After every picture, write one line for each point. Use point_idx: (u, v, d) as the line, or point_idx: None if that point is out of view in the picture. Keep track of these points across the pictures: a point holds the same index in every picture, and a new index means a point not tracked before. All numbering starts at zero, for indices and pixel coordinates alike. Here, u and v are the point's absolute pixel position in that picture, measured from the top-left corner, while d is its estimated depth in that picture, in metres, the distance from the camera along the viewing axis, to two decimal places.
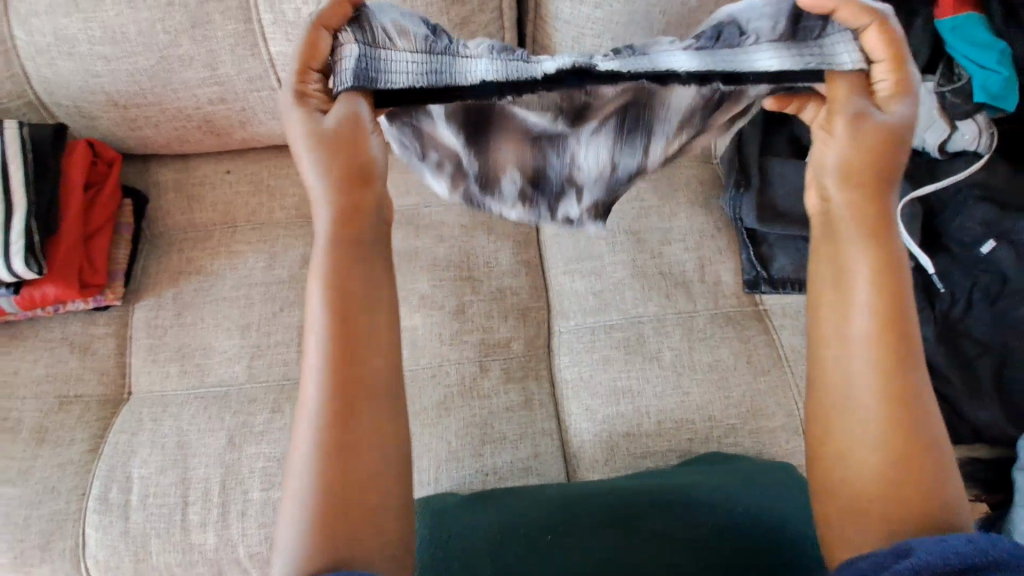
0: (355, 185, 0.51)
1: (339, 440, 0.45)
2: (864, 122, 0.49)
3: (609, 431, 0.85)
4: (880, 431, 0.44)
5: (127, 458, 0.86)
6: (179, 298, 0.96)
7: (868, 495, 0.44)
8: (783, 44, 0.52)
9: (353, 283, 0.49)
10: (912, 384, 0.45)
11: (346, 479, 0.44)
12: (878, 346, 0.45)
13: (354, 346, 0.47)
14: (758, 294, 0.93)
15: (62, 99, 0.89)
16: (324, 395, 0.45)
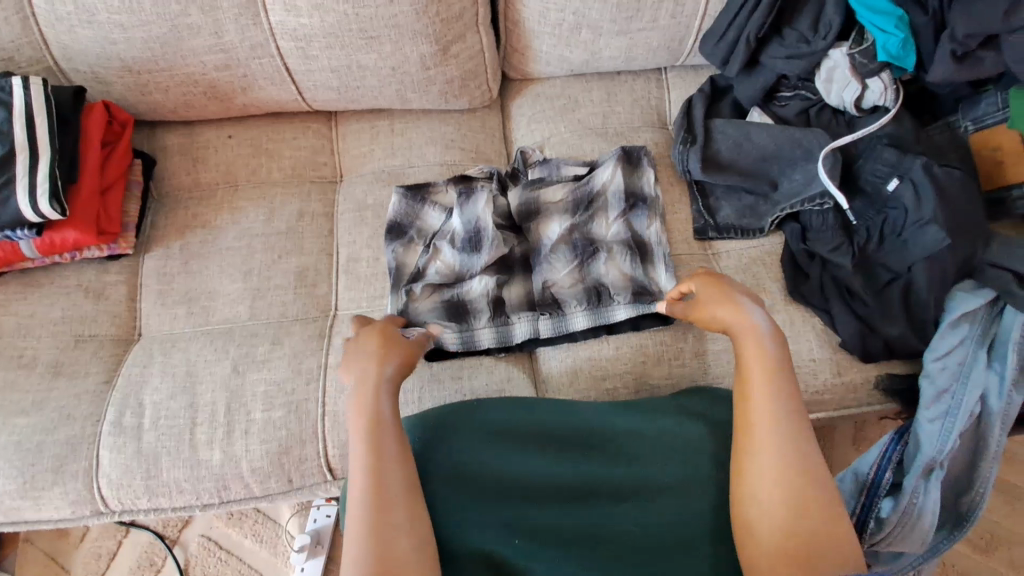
0: (389, 367, 0.76)
1: (378, 517, 0.63)
2: (724, 296, 0.80)
3: (573, 357, 0.97)
4: (778, 491, 0.65)
5: (139, 387, 0.94)
6: (186, 249, 1.05)
7: (776, 548, 0.62)
8: (637, 274, 1.00)
9: (385, 425, 0.70)
10: (798, 457, 0.66)
11: (386, 529, 0.62)
12: (774, 439, 0.67)
13: (388, 459, 0.67)
14: (706, 240, 1.05)
15: (80, 64, 0.98)
16: (369, 484, 0.65)
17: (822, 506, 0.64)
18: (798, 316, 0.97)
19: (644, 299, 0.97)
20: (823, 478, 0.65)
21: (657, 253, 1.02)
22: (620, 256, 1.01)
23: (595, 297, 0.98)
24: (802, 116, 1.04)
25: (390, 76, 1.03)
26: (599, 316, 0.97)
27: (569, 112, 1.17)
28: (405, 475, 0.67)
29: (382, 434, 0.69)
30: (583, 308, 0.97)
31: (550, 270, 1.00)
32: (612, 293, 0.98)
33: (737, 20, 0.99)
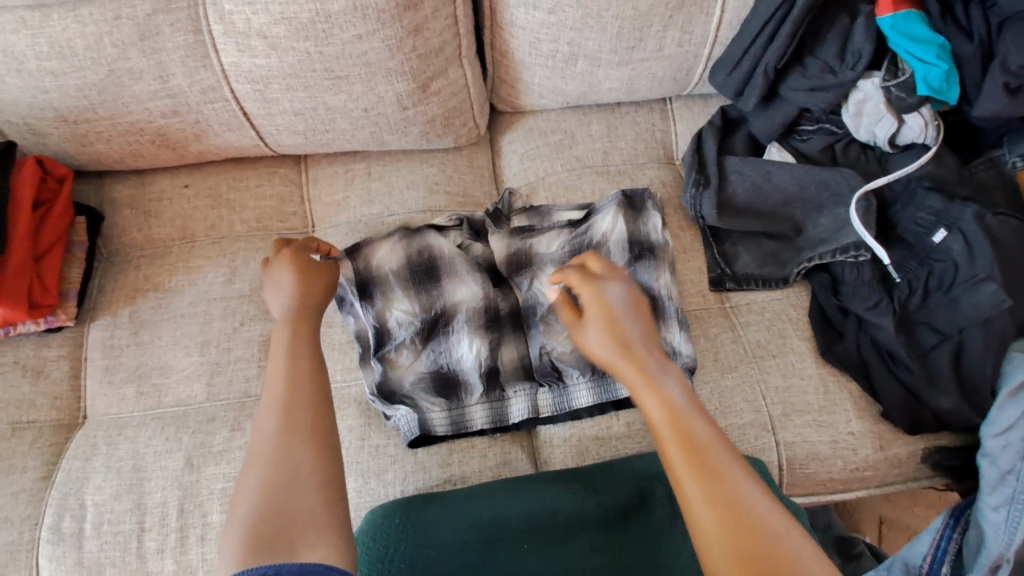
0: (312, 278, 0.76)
1: (277, 478, 0.55)
2: (596, 313, 0.71)
3: (578, 435, 0.86)
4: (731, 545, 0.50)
5: (81, 484, 0.82)
6: (136, 317, 0.93)
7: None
8: None
9: (301, 350, 0.67)
10: (727, 484, 0.54)
11: (289, 478, 0.55)
12: (694, 476, 0.54)
13: (300, 404, 0.61)
14: (723, 292, 0.94)
15: (9, 116, 0.86)
16: (277, 420, 0.60)
17: (780, 537, 0.51)
18: (832, 381, 0.86)
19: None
20: (766, 504, 0.53)
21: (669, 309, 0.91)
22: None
23: (600, 366, 0.87)
24: (827, 152, 0.93)
25: (362, 118, 0.92)
26: (606, 390, 0.86)
27: (564, 149, 1.05)
28: (318, 404, 0.62)
29: (290, 388, 0.63)
30: (588, 380, 0.86)
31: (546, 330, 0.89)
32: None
33: (753, 50, 0.88)
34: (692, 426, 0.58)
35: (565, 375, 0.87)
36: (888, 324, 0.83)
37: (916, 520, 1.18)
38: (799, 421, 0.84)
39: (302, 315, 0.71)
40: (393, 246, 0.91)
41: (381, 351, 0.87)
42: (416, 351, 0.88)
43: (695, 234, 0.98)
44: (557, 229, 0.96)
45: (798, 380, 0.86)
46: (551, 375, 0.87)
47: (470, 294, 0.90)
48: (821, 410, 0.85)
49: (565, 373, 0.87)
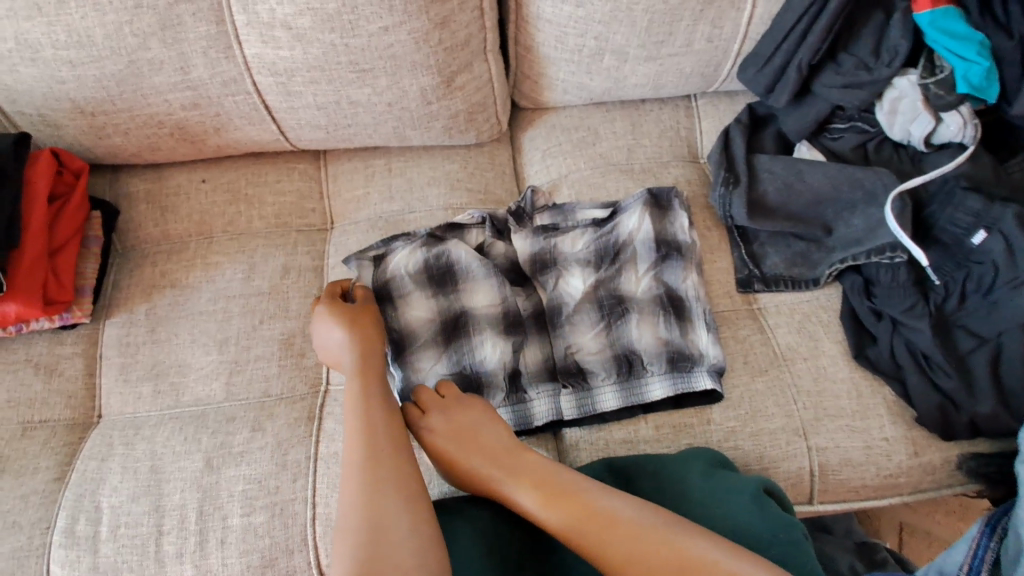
0: (365, 330, 0.79)
1: (371, 526, 0.60)
2: (439, 433, 0.75)
3: (606, 439, 0.83)
4: None
5: (97, 485, 0.80)
6: (152, 314, 0.91)
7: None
8: (671, 333, 0.87)
9: (375, 413, 0.72)
10: (658, 546, 0.59)
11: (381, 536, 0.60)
12: (629, 555, 0.59)
13: (382, 454, 0.67)
14: (751, 293, 0.92)
15: (25, 106, 0.84)
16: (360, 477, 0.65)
17: (686, 545, 0.59)
18: (864, 385, 0.84)
19: (682, 370, 0.84)
20: (693, 543, 0.59)
21: (697, 311, 0.88)
22: (652, 316, 0.87)
23: (625, 368, 0.85)
24: (858, 151, 0.91)
25: (385, 112, 0.90)
26: (632, 393, 0.84)
27: (588, 146, 1.03)
28: (395, 453, 0.68)
29: (370, 443, 0.68)
30: (614, 382, 0.85)
31: (570, 331, 0.88)
32: (644, 362, 0.85)
33: (785, 46, 0.86)
34: (597, 513, 0.63)
35: (590, 378, 0.85)
36: (924, 328, 0.81)
37: (938, 526, 1.16)
38: (832, 425, 0.82)
39: (367, 366, 0.77)
40: (413, 251, 0.90)
41: (402, 356, 0.86)
42: (440, 353, 0.86)
43: (723, 233, 0.96)
44: (582, 228, 0.94)
45: (830, 384, 0.85)
46: (575, 377, 0.85)
47: (490, 297, 0.88)
48: (854, 415, 0.83)
49: (589, 375, 0.85)
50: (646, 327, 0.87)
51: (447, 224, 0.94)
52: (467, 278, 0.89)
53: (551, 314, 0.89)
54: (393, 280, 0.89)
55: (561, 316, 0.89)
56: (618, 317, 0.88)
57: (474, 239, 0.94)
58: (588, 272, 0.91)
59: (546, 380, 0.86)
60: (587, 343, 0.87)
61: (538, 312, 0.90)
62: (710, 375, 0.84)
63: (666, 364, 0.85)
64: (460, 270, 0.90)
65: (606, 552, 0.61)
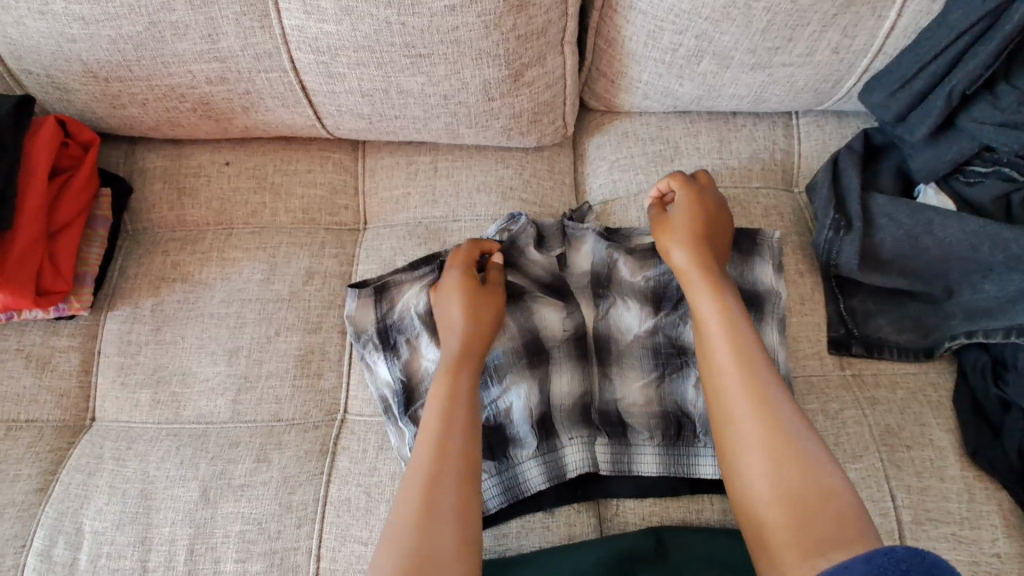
0: (474, 298, 0.71)
1: (427, 493, 0.56)
2: (690, 219, 0.74)
3: (660, 516, 0.70)
4: (768, 464, 0.56)
5: (80, 505, 0.71)
6: (158, 311, 0.81)
7: (784, 520, 0.53)
8: None
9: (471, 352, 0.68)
10: (775, 406, 0.59)
11: (433, 490, 0.56)
12: (752, 397, 0.59)
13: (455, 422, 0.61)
14: (846, 357, 0.78)
15: (30, 65, 0.74)
16: (437, 419, 0.62)
17: (818, 464, 0.55)
18: (978, 488, 0.70)
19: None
20: (809, 427, 0.57)
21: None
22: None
23: (673, 430, 0.73)
24: (1000, 202, 0.76)
25: (439, 106, 0.77)
26: (678, 464, 0.71)
27: (664, 162, 0.89)
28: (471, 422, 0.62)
29: (455, 384, 0.65)
30: (658, 445, 0.72)
31: (615, 378, 0.77)
32: (694, 427, 0.73)
33: (934, 67, 0.71)
34: (750, 349, 0.62)
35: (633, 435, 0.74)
36: None
37: None
38: (934, 532, 0.68)
39: (475, 341, 0.69)
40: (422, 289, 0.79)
41: (411, 409, 0.73)
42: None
43: (817, 281, 0.81)
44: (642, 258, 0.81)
45: (937, 481, 0.71)
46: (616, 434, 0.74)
47: (505, 338, 0.75)
48: (962, 522, 0.69)
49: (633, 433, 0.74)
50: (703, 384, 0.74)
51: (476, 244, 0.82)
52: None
53: (596, 355, 0.78)
54: (405, 319, 0.78)
55: (607, 358, 0.77)
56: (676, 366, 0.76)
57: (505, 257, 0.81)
58: (648, 310, 0.77)
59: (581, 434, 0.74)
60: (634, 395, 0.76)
61: (578, 351, 0.77)
62: None
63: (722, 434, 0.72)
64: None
65: (733, 380, 0.61)
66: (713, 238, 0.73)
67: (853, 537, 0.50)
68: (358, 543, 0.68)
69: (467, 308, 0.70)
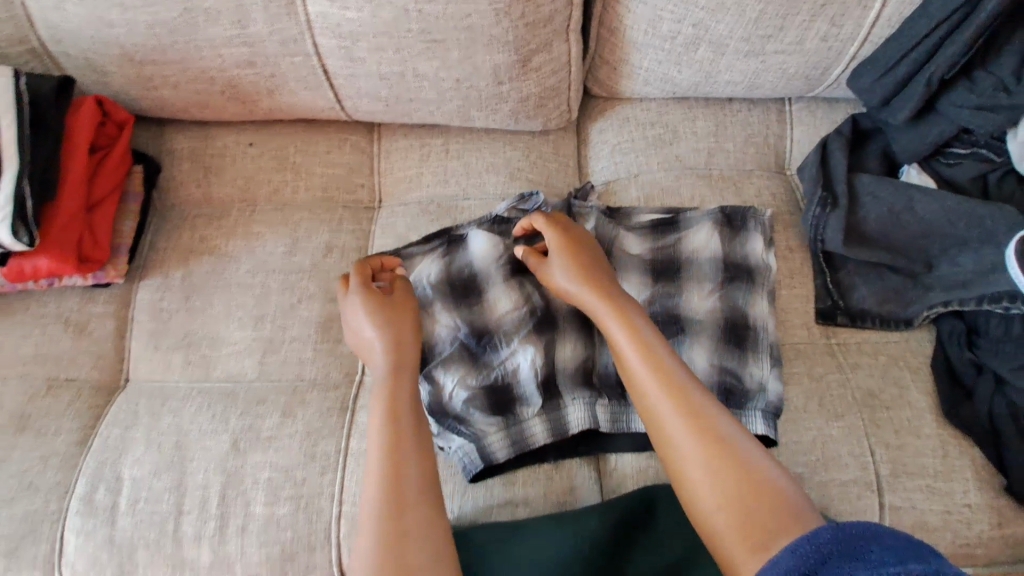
0: (393, 312, 0.73)
1: (392, 510, 0.57)
2: (569, 254, 0.76)
3: (656, 469, 0.76)
4: (704, 471, 0.58)
5: (119, 455, 0.77)
6: (188, 280, 0.87)
7: (734, 525, 0.54)
8: (725, 358, 0.79)
9: (404, 362, 0.69)
10: (698, 412, 0.61)
11: (399, 507, 0.57)
12: (676, 409, 0.62)
13: (403, 445, 0.62)
14: (832, 327, 0.83)
15: (70, 48, 0.79)
16: (384, 439, 0.62)
17: (749, 459, 0.58)
18: (952, 445, 0.76)
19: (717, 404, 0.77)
20: (731, 427, 0.60)
21: (760, 341, 0.80)
22: (708, 341, 0.80)
23: None
24: (977, 182, 0.81)
25: (451, 89, 0.82)
26: None
27: (663, 145, 0.94)
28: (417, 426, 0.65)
29: (395, 400, 0.65)
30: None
31: None
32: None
33: (915, 54, 0.76)
34: (665, 363, 0.65)
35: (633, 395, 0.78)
36: None
37: None
38: (909, 484, 0.74)
39: (405, 348, 0.71)
40: (433, 260, 0.84)
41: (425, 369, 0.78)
42: (461, 372, 0.78)
43: (806, 256, 0.86)
44: (641, 234, 0.86)
45: (913, 439, 0.76)
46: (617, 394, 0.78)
47: (512, 305, 0.81)
48: (936, 475, 0.74)
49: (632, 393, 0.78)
50: (698, 348, 0.79)
51: (483, 220, 0.88)
52: (492, 284, 0.83)
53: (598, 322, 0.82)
54: (419, 289, 0.83)
55: None
56: (674, 332, 0.80)
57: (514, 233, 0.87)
58: (646, 282, 0.83)
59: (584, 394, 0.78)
60: None
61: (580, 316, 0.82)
62: (765, 418, 0.75)
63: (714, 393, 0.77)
64: (484, 276, 0.83)
65: (656, 397, 0.63)
66: (601, 264, 0.77)
67: (798, 521, 0.53)
68: None
69: (383, 324, 0.71)
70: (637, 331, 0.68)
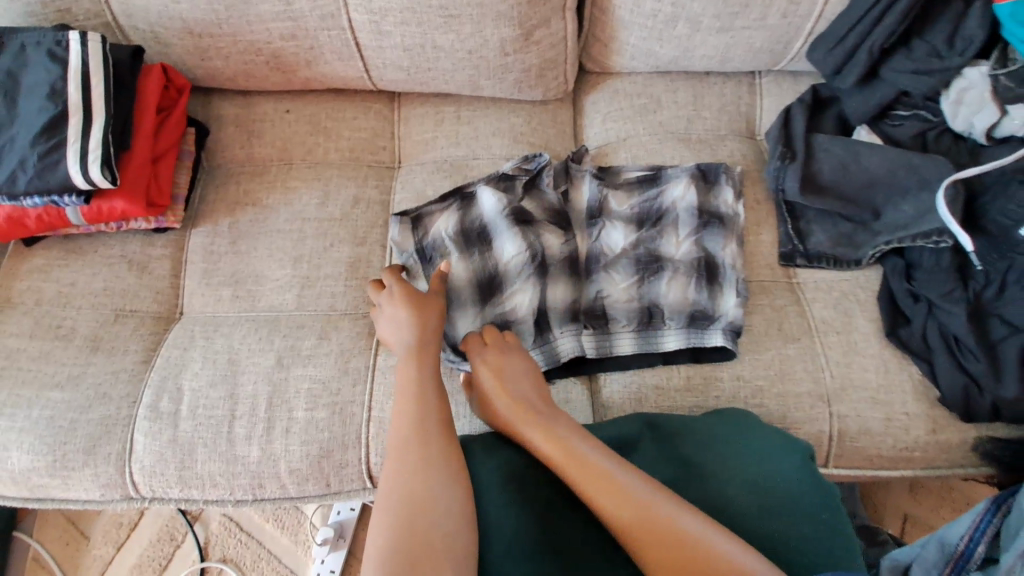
0: (421, 308, 0.83)
1: (419, 490, 0.65)
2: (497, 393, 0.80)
3: (639, 384, 0.89)
4: (641, 537, 0.62)
5: (179, 371, 0.90)
6: (234, 227, 1.00)
7: None
8: (696, 291, 0.91)
9: (427, 364, 0.79)
10: (621, 489, 0.66)
11: (424, 487, 0.66)
12: (602, 490, 0.66)
13: (430, 434, 0.71)
14: (792, 267, 0.95)
15: (139, 22, 0.93)
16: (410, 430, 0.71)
17: (675, 518, 0.62)
18: (893, 362, 0.88)
19: (689, 328, 0.89)
20: (652, 495, 0.65)
21: (728, 276, 0.92)
22: (683, 277, 0.92)
23: (647, 319, 0.91)
24: (918, 139, 0.94)
25: (464, 60, 0.95)
26: (647, 342, 0.89)
27: (649, 113, 1.07)
28: (440, 420, 0.74)
29: (419, 401, 0.74)
30: (634, 330, 0.90)
31: (602, 280, 0.93)
32: (664, 315, 0.90)
33: (860, 26, 0.89)
34: (585, 457, 0.70)
35: (615, 322, 0.91)
36: (959, 312, 0.85)
37: (941, 520, 1.15)
38: (856, 395, 0.86)
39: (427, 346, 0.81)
40: (449, 216, 0.97)
41: (445, 307, 0.92)
42: (476, 309, 0.92)
43: (771, 208, 0.99)
44: (628, 189, 0.98)
45: (860, 357, 0.88)
46: (602, 321, 0.91)
47: (517, 250, 0.92)
48: (879, 388, 0.87)
49: (615, 321, 0.91)
50: (672, 283, 0.92)
51: (492, 177, 0.99)
52: (499, 234, 0.94)
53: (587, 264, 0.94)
54: (437, 241, 0.95)
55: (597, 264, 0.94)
56: (652, 270, 0.92)
57: (520, 188, 0.98)
58: (631, 228, 0.95)
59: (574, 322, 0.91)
60: (617, 291, 0.92)
61: (569, 258, 0.93)
62: (726, 335, 0.88)
63: (683, 321, 0.90)
64: (492, 228, 0.95)
65: (583, 483, 0.68)
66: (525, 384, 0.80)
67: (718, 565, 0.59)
68: None
69: (413, 318, 0.82)
70: (558, 440, 0.72)
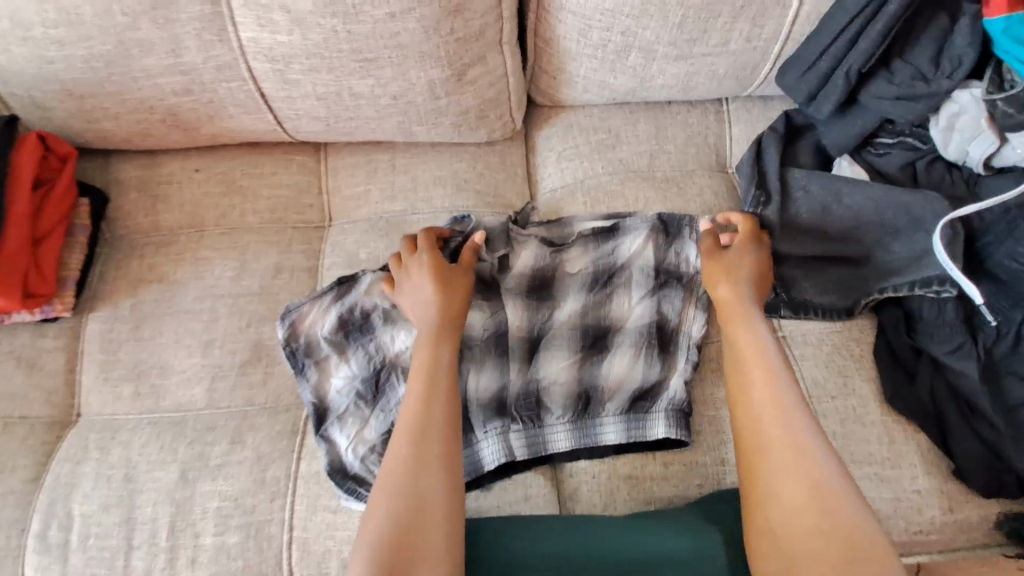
0: (455, 287, 0.75)
1: (410, 505, 0.58)
2: (744, 285, 0.75)
3: (609, 471, 0.77)
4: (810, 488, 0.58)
5: (69, 491, 0.76)
6: (138, 310, 0.86)
7: (815, 541, 0.54)
8: (641, 368, 0.80)
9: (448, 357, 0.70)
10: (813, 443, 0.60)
11: (419, 509, 0.58)
12: (810, 431, 0.61)
13: (435, 433, 0.63)
14: (776, 319, 0.83)
15: (14, 86, 0.80)
16: (407, 444, 0.62)
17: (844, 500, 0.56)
18: (899, 431, 0.76)
19: (640, 411, 0.78)
20: (836, 464, 0.59)
21: (682, 345, 0.81)
22: (630, 350, 0.80)
23: (585, 406, 0.78)
24: (906, 170, 0.84)
25: (390, 106, 0.83)
26: (586, 434, 0.77)
27: (607, 150, 0.95)
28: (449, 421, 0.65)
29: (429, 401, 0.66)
30: (568, 421, 0.77)
31: (539, 357, 0.80)
32: (604, 398, 0.79)
33: (833, 51, 0.79)
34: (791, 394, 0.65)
35: (550, 411, 0.78)
36: (971, 371, 0.75)
37: None
38: (859, 473, 0.74)
39: (443, 327, 0.72)
40: (324, 308, 0.81)
41: (323, 426, 0.77)
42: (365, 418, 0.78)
43: None
44: (582, 242, 0.85)
45: (860, 427, 0.76)
46: (534, 410, 0.78)
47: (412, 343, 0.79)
48: (884, 462, 0.75)
49: (548, 410, 0.78)
50: (616, 360, 0.80)
51: None
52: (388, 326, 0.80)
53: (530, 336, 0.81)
54: (312, 346, 0.80)
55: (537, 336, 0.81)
56: (597, 343, 0.81)
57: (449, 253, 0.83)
58: (583, 293, 0.83)
59: (503, 413, 0.78)
60: (554, 373, 0.79)
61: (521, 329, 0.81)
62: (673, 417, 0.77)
63: (620, 408, 0.78)
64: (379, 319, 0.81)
65: (804, 420, 0.62)
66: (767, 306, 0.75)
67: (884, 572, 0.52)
68: (328, 512, 0.74)
69: (438, 291, 0.74)
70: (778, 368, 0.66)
